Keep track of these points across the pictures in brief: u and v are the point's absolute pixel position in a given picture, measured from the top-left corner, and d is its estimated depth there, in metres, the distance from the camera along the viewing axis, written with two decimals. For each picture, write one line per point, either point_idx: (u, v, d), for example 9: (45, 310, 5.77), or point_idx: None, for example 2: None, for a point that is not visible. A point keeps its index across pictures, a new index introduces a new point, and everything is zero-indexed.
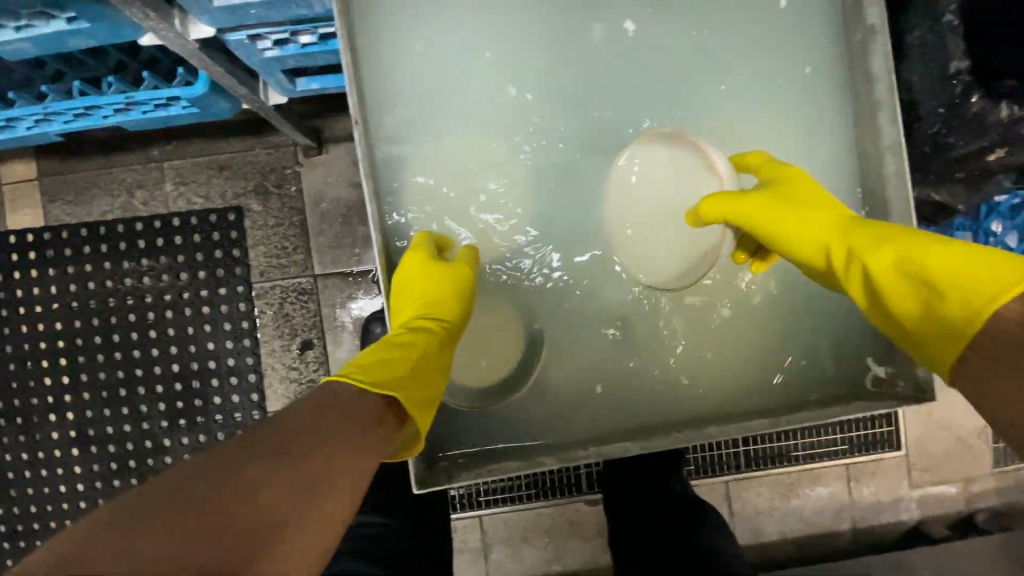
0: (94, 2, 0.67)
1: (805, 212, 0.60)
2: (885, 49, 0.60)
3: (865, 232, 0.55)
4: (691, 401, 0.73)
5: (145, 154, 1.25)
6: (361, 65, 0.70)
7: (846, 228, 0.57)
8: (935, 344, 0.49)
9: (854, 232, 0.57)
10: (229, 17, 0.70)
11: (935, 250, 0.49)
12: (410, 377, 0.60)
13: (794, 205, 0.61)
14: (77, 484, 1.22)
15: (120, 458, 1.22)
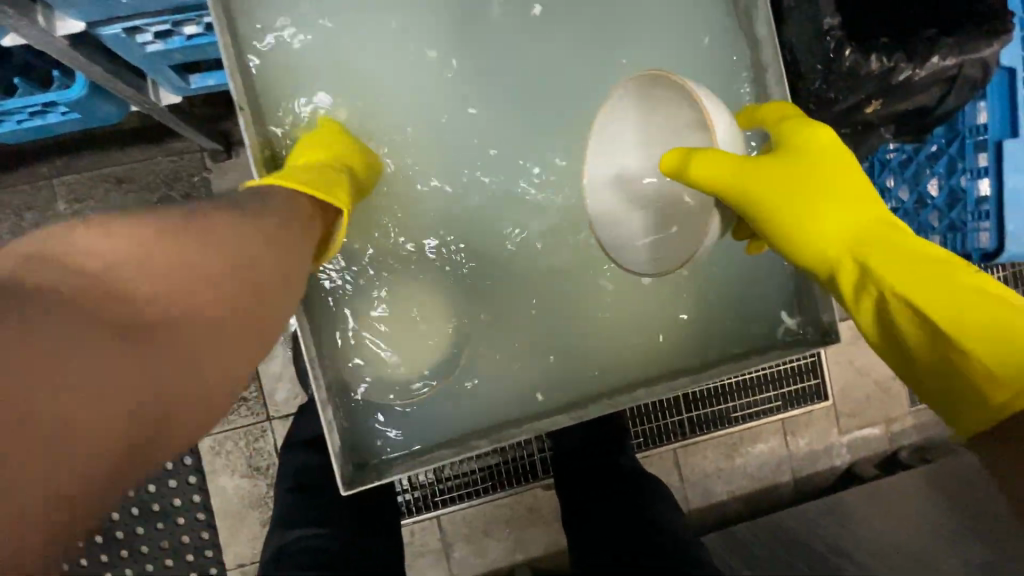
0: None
1: (818, 211, 0.58)
2: (765, 13, 0.63)
3: (883, 246, 0.56)
4: (621, 371, 0.75)
5: (30, 171, 1.14)
6: (248, 52, 0.67)
7: (860, 239, 0.57)
8: (947, 393, 0.52)
9: (867, 242, 0.57)
10: (99, 8, 0.64)
11: (970, 308, 0.50)
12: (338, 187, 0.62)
13: (805, 197, 0.58)
14: None
15: None
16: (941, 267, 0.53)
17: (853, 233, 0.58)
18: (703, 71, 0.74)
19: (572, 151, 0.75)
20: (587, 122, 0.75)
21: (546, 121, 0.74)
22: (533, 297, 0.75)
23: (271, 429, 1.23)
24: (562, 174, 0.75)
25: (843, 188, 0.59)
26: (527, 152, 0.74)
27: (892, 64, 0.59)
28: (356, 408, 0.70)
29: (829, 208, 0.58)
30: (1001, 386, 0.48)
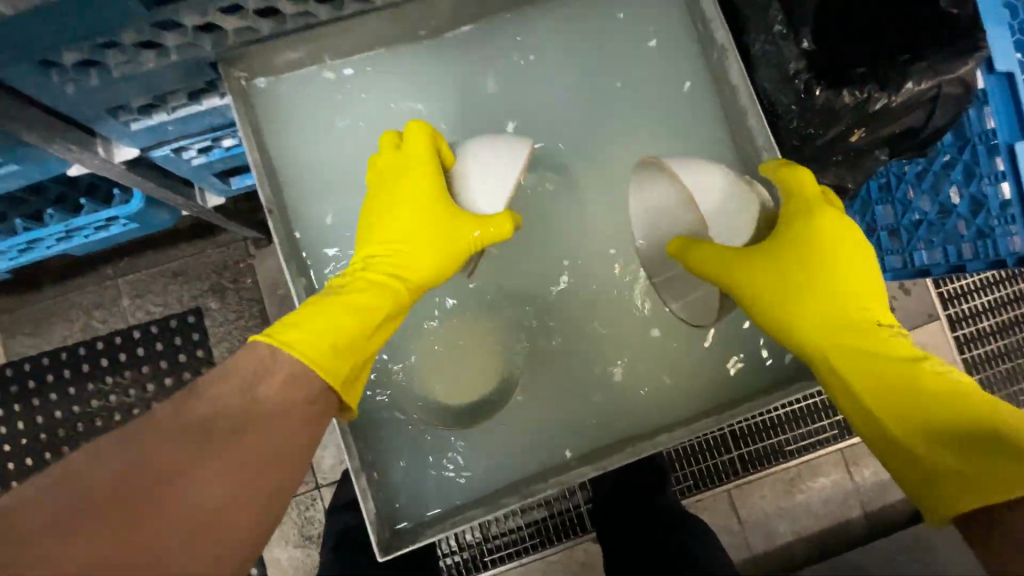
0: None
1: (813, 313, 0.67)
2: (736, 64, 0.68)
3: (867, 345, 0.65)
4: (645, 417, 0.74)
5: (99, 274, 1.28)
6: (275, 160, 0.76)
7: (845, 335, 0.66)
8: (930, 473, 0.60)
9: (855, 340, 0.66)
10: (149, 135, 0.73)
11: (937, 402, 0.61)
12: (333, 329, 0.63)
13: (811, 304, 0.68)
14: None
15: None
16: (912, 366, 0.64)
17: (844, 329, 0.66)
18: (689, 118, 0.78)
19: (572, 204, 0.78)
20: (584, 178, 0.78)
21: (546, 180, 0.78)
22: (552, 347, 0.76)
23: (320, 497, 1.27)
24: (565, 227, 0.78)
25: (834, 289, 0.67)
26: (530, 213, 0.78)
27: (864, 96, 0.62)
28: (386, 473, 0.72)
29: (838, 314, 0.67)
30: (965, 486, 0.57)
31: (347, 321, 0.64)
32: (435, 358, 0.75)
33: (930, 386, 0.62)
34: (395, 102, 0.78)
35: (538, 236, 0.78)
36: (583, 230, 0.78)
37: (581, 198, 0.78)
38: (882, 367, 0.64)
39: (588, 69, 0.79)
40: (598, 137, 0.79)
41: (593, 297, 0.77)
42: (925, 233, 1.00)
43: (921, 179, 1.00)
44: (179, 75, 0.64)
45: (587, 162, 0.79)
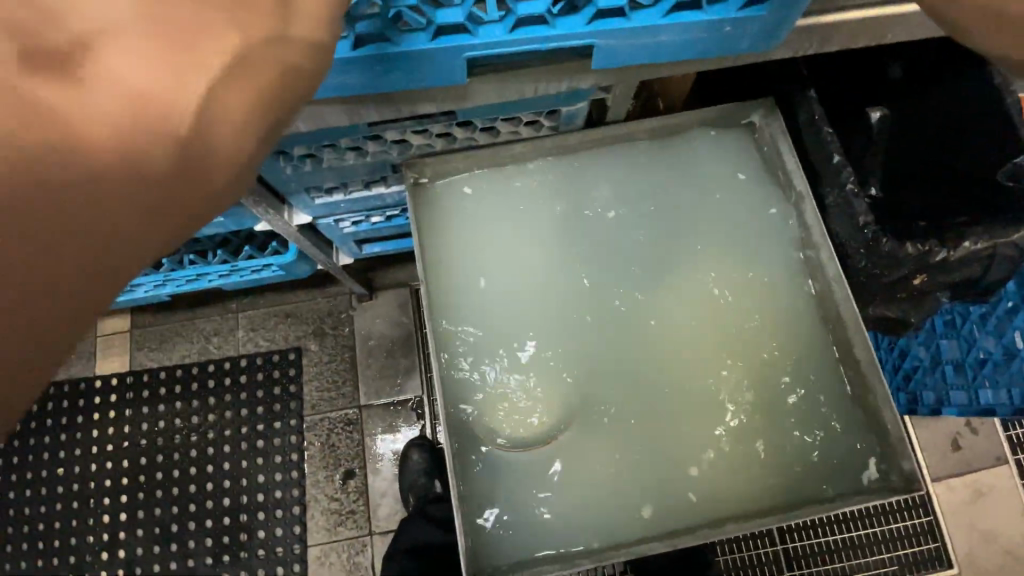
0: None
1: None
2: (812, 208, 0.80)
3: None
4: (713, 505, 0.78)
5: (223, 306, 1.49)
6: (420, 220, 0.86)
7: None
8: None
9: None
10: (325, 209, 0.92)
11: None
12: None
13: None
14: None
15: None
16: None
17: None
18: (773, 233, 0.86)
19: (670, 302, 0.85)
20: (684, 270, 0.85)
21: (647, 267, 0.86)
22: (637, 426, 0.81)
23: (371, 544, 1.34)
24: (660, 314, 0.84)
25: None
26: (624, 295, 0.85)
27: (927, 248, 0.72)
28: (476, 517, 0.79)
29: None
30: None
31: None
32: (525, 416, 0.81)
33: None
34: (530, 183, 0.88)
35: (637, 320, 0.84)
36: (681, 324, 0.84)
37: (680, 301, 0.84)
38: None
39: (690, 193, 0.88)
40: (697, 252, 0.86)
41: (686, 386, 0.82)
42: (992, 371, 1.07)
43: (984, 321, 1.08)
44: (368, 170, 0.83)
45: (691, 273, 0.85)
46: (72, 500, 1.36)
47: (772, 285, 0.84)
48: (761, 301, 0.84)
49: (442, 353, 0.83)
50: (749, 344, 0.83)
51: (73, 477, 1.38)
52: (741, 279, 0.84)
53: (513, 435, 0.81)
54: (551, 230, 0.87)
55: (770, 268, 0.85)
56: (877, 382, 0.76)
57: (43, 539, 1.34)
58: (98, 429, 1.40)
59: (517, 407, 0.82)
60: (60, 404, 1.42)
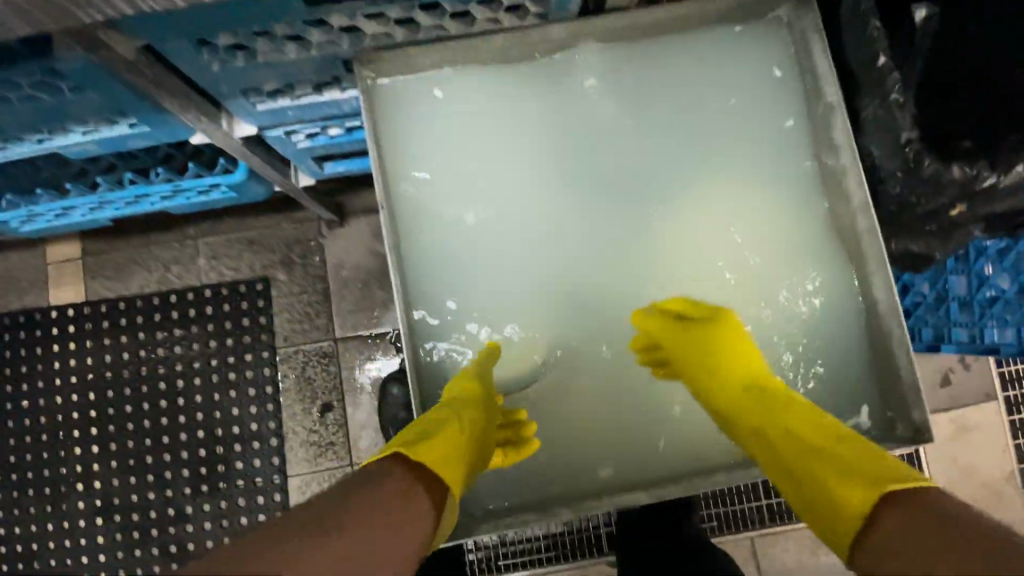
0: (123, 93, 0.68)
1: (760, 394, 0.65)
2: (844, 122, 0.69)
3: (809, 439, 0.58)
4: (698, 450, 0.74)
5: (181, 233, 1.36)
6: (383, 131, 0.76)
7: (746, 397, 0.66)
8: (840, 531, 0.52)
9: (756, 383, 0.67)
10: (270, 117, 0.78)
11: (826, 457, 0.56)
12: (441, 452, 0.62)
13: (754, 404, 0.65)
14: (99, 554, 1.27)
15: (142, 526, 1.27)
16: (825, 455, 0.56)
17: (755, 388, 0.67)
18: (788, 153, 0.77)
19: (662, 226, 0.77)
20: (680, 193, 0.77)
21: (638, 188, 0.78)
22: (619, 368, 0.77)
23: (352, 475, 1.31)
24: (650, 239, 0.77)
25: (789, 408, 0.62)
26: (613, 219, 0.78)
27: (975, 172, 0.62)
28: None
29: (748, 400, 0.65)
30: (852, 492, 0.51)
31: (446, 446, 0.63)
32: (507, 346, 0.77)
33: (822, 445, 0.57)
34: (509, 89, 0.77)
35: (624, 245, 0.78)
36: (670, 253, 0.77)
37: (673, 226, 0.77)
38: (812, 437, 0.58)
39: (693, 106, 0.77)
40: (696, 177, 0.77)
41: (674, 319, 0.77)
42: (1000, 310, 0.97)
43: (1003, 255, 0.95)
44: (315, 69, 0.68)
45: (686, 201, 0.77)
46: (39, 433, 1.30)
47: (778, 212, 0.77)
48: (764, 231, 0.76)
49: (408, 283, 0.76)
50: (749, 278, 0.76)
51: (38, 410, 1.31)
52: (743, 205, 0.77)
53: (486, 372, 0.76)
54: (531, 146, 0.78)
55: (781, 190, 0.77)
56: (898, 325, 0.68)
57: (15, 471, 1.30)
58: (60, 361, 1.32)
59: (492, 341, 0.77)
60: (16, 336, 1.33)
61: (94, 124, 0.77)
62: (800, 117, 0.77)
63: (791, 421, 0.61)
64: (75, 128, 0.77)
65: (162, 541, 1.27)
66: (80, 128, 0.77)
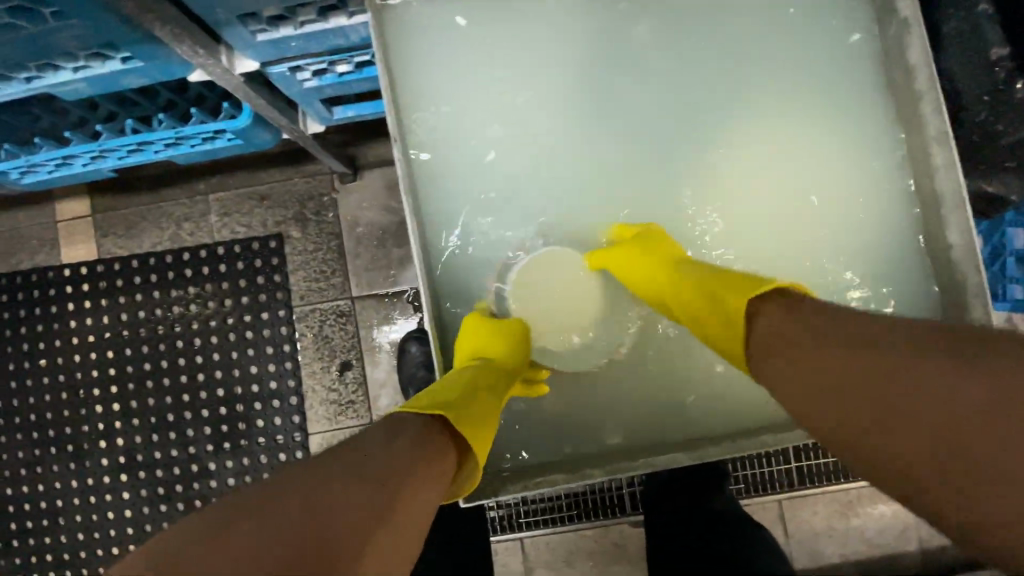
0: (110, 20, 0.63)
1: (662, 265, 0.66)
2: (923, 40, 0.61)
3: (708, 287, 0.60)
4: (733, 407, 0.72)
5: (191, 189, 1.32)
6: (395, 64, 0.69)
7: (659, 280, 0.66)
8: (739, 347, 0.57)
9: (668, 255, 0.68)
10: (273, 50, 0.71)
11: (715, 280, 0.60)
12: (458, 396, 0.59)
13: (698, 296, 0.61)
14: (125, 510, 1.29)
15: (165, 482, 1.28)
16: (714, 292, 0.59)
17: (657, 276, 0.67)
18: (849, 82, 0.69)
19: (705, 166, 0.70)
20: (725, 127, 0.70)
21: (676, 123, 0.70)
22: (649, 318, 0.74)
23: None
24: (689, 181, 0.71)
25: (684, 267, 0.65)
26: (649, 160, 0.71)
27: None
28: None
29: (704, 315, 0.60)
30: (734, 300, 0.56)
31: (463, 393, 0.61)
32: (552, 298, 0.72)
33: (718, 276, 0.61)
34: (533, 12, 0.70)
35: (661, 188, 0.72)
36: (711, 195, 0.71)
37: (717, 166, 0.70)
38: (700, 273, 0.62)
39: (742, 23, 0.69)
40: (744, 105, 0.69)
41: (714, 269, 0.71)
42: None
43: None
44: None
45: (731, 137, 0.70)
46: (61, 392, 1.31)
47: (835, 144, 0.69)
48: (818, 166, 0.69)
49: (427, 233, 0.71)
50: (800, 220, 0.70)
51: (58, 368, 1.31)
52: (795, 137, 0.69)
53: None
54: (557, 76, 0.70)
55: (843, 123, 0.69)
56: (974, 272, 0.61)
57: (38, 428, 1.30)
58: (77, 320, 1.31)
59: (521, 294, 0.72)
60: (31, 295, 1.32)
61: (84, 59, 0.72)
62: (864, 35, 0.68)
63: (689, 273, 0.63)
64: (65, 64, 0.72)
65: (187, 496, 1.28)
66: (70, 64, 0.72)
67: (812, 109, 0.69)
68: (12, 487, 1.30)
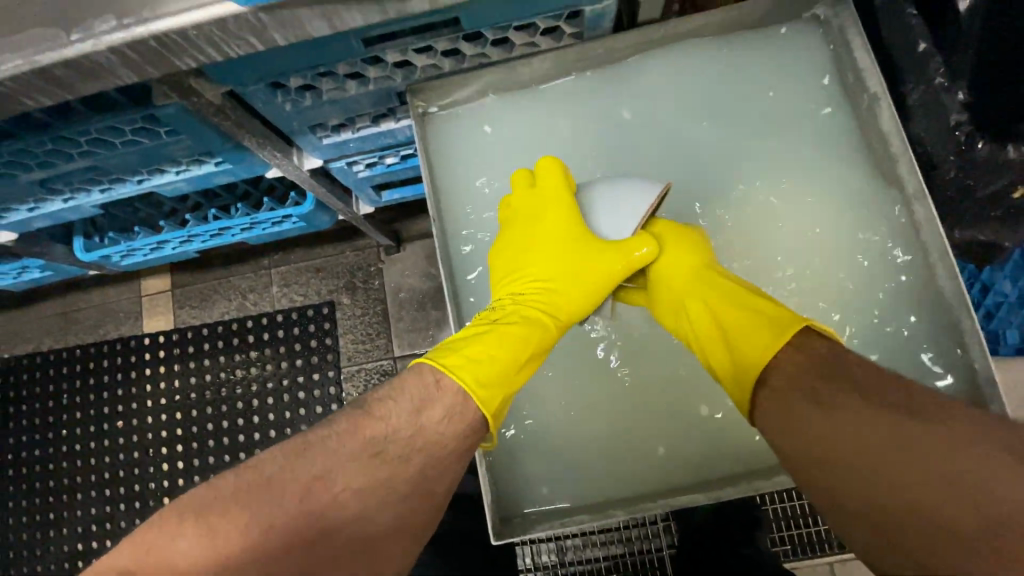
0: (211, 135, 0.79)
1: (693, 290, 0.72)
2: (891, 111, 0.69)
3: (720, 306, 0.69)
4: (755, 452, 0.75)
5: (257, 264, 1.49)
6: (435, 155, 0.83)
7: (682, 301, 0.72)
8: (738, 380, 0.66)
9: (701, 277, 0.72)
10: (334, 150, 0.85)
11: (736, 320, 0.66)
12: (499, 352, 0.68)
13: (723, 320, 0.68)
14: None
15: None
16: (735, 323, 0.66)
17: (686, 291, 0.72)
18: (833, 148, 0.77)
19: (709, 227, 0.80)
20: (725, 193, 0.79)
21: (682, 189, 0.80)
22: (668, 365, 0.78)
23: None
24: None
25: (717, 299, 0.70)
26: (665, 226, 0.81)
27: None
28: (507, 469, 0.77)
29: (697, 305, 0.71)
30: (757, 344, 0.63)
31: (505, 349, 0.68)
32: None
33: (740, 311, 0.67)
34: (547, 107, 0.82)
35: None
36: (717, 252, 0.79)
37: (716, 225, 0.79)
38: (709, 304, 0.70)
39: (724, 107, 0.79)
40: (734, 179, 0.79)
41: None
42: None
43: None
44: (372, 101, 0.74)
45: (730, 201, 0.79)
46: (132, 451, 1.43)
47: (823, 204, 0.76)
48: (810, 227, 0.76)
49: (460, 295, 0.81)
50: (800, 268, 0.76)
51: (132, 429, 1.44)
52: (786, 202, 0.77)
53: (542, 380, 0.79)
54: (573, 157, 0.82)
55: (830, 185, 0.76)
56: (967, 316, 0.65)
57: (110, 485, 1.42)
58: (151, 384, 1.46)
59: None
60: (113, 361, 1.49)
61: (186, 165, 0.89)
62: (836, 108, 0.77)
63: (709, 307, 0.70)
64: (171, 169, 0.89)
65: None
66: (174, 168, 0.89)
67: (802, 175, 0.77)
68: (83, 542, 1.41)
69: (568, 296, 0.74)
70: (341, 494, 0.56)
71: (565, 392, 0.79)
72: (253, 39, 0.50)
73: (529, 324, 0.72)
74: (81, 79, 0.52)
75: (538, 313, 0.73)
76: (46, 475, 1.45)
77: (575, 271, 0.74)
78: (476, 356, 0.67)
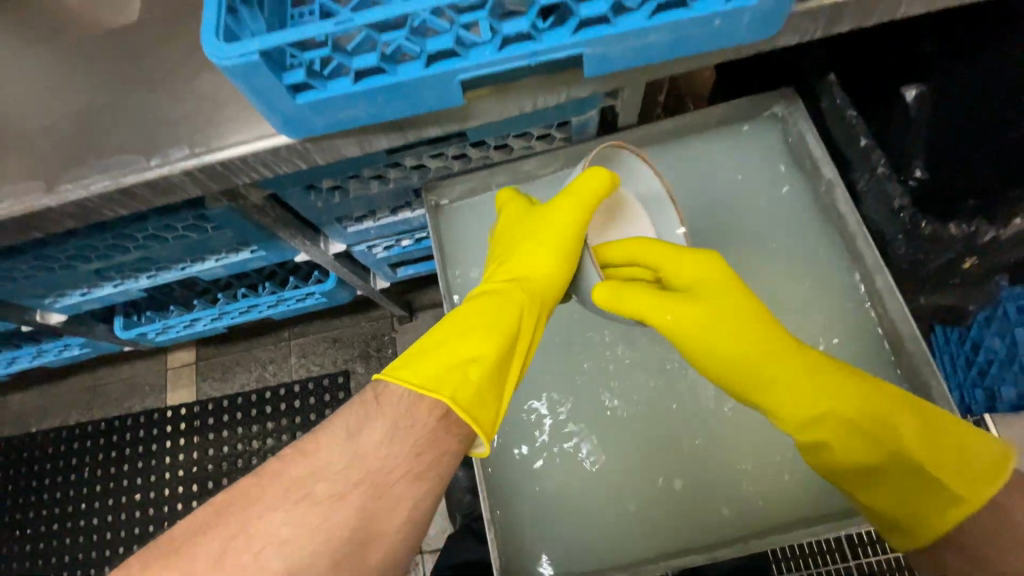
0: (250, 229, 0.89)
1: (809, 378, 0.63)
2: (845, 195, 0.78)
3: (870, 416, 0.60)
4: (749, 513, 0.78)
5: (277, 335, 1.58)
6: (446, 238, 0.92)
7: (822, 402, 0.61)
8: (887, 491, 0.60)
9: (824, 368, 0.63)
10: (356, 237, 0.96)
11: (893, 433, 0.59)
12: (457, 338, 0.64)
13: (881, 436, 0.59)
14: None
15: None
16: (897, 437, 0.59)
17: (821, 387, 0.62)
18: (801, 225, 0.85)
19: None
20: None
21: None
22: (664, 429, 0.83)
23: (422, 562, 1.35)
24: None
25: (850, 393, 0.61)
26: None
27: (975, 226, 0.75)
28: (512, 533, 0.80)
29: (802, 359, 0.63)
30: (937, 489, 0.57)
31: (465, 338, 0.64)
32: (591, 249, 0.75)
33: (889, 419, 0.59)
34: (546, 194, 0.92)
35: None
36: None
37: None
38: (855, 407, 0.60)
39: (702, 180, 0.89)
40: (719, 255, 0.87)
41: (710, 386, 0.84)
42: None
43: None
44: (391, 196, 0.85)
45: None
46: (148, 525, 1.46)
47: (796, 270, 0.85)
48: (788, 295, 0.84)
49: None
50: None
51: (149, 501, 1.48)
52: (764, 274, 0.85)
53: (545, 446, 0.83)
54: None
55: (801, 257, 0.85)
56: (933, 377, 0.71)
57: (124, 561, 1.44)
58: (170, 456, 1.51)
59: (548, 412, 0.85)
60: (135, 434, 1.54)
61: (225, 252, 0.99)
62: (794, 184, 0.87)
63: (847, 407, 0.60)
64: (211, 256, 0.99)
65: None
66: (215, 256, 0.99)
67: (775, 250, 0.85)
68: None
69: (533, 255, 0.72)
70: (254, 565, 0.50)
71: (568, 457, 0.83)
72: (299, 161, 0.60)
73: (499, 296, 0.69)
74: (154, 195, 0.62)
75: (508, 292, 0.70)
76: (62, 551, 1.47)
77: (538, 234, 0.73)
78: (431, 356, 0.62)
